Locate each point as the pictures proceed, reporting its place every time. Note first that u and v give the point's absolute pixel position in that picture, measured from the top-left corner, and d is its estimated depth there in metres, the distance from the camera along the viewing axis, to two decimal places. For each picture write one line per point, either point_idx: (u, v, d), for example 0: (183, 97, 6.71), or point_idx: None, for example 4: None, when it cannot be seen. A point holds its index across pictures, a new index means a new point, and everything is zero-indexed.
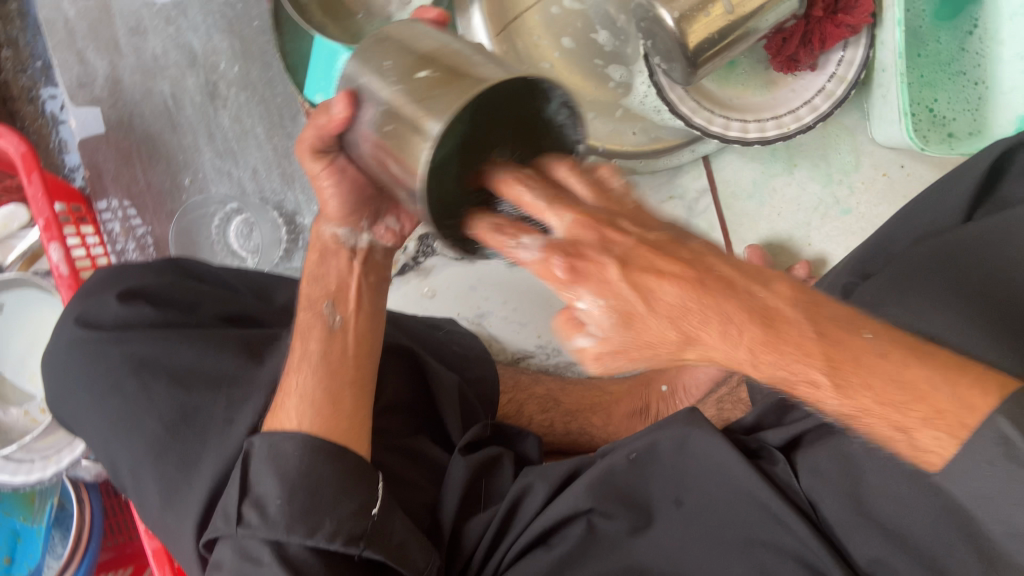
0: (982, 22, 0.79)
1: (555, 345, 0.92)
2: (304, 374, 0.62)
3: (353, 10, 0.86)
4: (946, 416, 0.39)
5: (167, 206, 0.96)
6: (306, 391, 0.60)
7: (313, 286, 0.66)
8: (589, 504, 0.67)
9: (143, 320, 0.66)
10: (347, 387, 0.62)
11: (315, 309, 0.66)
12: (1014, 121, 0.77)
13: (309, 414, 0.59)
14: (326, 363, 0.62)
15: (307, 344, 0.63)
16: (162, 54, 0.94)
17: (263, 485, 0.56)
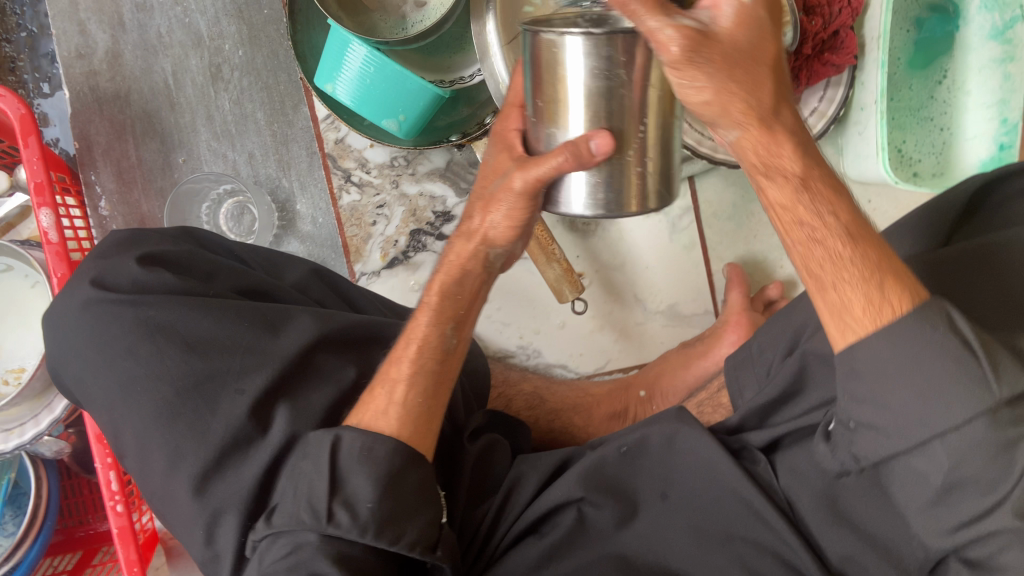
0: (952, 73, 0.85)
1: (536, 347, 0.95)
2: (415, 389, 0.64)
3: (369, 6, 0.88)
4: (880, 308, 0.48)
5: (157, 183, 0.96)
6: (408, 406, 0.63)
7: (448, 302, 0.67)
8: (580, 492, 0.70)
9: (161, 286, 0.68)
10: (441, 406, 0.65)
11: (440, 326, 0.66)
12: (976, 166, 0.84)
13: (406, 422, 0.62)
14: (436, 382, 0.65)
15: (425, 362, 0.65)
16: (166, 33, 0.94)
17: (356, 483, 0.58)
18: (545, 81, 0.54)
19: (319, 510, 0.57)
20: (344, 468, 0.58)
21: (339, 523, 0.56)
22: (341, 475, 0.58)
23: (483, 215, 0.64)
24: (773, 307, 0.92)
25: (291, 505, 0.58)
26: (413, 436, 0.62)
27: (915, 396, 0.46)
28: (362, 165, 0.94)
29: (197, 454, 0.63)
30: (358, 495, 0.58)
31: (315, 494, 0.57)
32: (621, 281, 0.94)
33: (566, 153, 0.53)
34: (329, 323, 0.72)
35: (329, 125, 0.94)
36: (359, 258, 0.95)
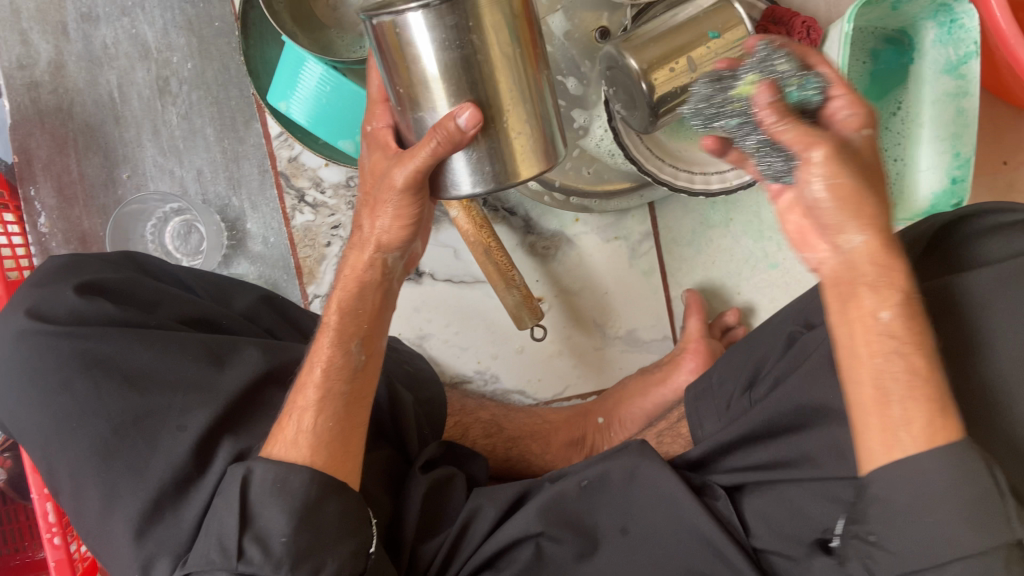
0: (905, 105, 0.85)
1: (494, 372, 0.93)
2: (322, 413, 0.62)
3: (325, 23, 0.85)
4: (937, 432, 0.47)
5: (99, 199, 0.92)
6: (319, 433, 0.61)
7: (348, 319, 0.64)
8: (539, 527, 0.69)
9: (102, 317, 0.64)
10: (356, 429, 0.63)
11: (342, 344, 0.63)
12: (930, 199, 0.85)
13: (318, 451, 0.61)
14: (346, 406, 0.63)
15: (331, 384, 0.62)
16: (112, 44, 0.91)
17: (268, 517, 0.58)
18: (401, 67, 0.51)
19: (229, 549, 0.57)
20: (254, 502, 0.58)
21: (250, 559, 0.56)
22: (252, 511, 0.58)
23: (372, 222, 0.62)
24: (731, 334, 0.92)
25: (202, 544, 0.58)
26: (327, 463, 0.61)
27: (939, 521, 0.47)
28: (316, 185, 0.92)
29: (135, 493, 0.60)
30: (272, 529, 0.58)
31: (225, 529, 0.58)
32: (581, 305, 0.93)
33: (440, 135, 0.51)
34: (279, 355, 0.70)
35: (282, 143, 0.91)
36: (312, 280, 0.92)
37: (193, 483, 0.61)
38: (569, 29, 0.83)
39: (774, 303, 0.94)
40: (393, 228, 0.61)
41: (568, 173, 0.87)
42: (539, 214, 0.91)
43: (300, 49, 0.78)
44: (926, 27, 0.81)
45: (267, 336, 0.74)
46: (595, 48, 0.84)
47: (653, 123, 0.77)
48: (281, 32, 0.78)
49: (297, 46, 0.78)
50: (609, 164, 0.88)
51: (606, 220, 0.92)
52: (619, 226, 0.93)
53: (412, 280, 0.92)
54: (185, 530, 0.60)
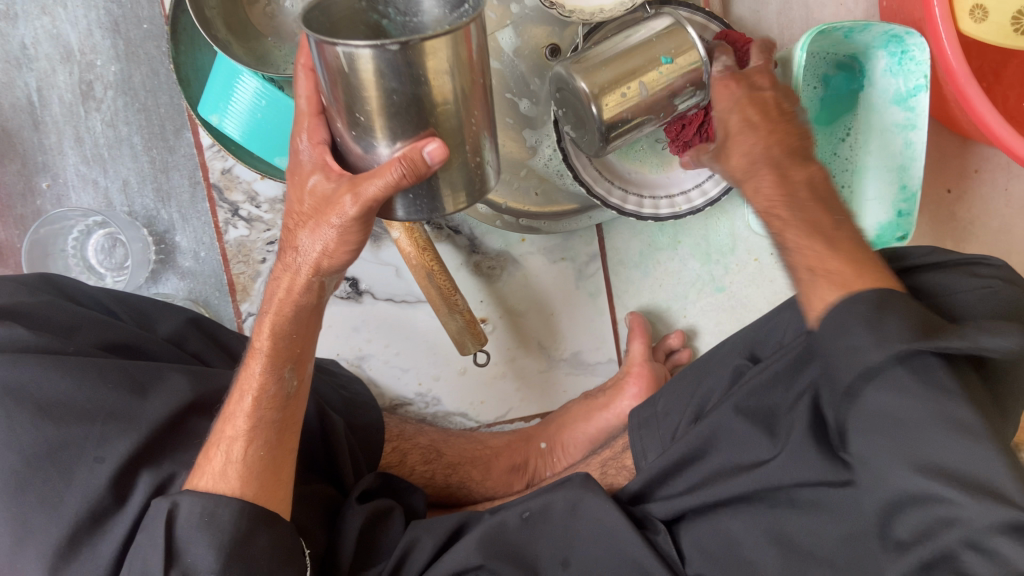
0: (854, 132, 0.86)
1: (435, 395, 0.91)
2: (255, 442, 0.58)
3: (262, 32, 0.81)
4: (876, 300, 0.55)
5: (17, 209, 0.87)
6: (249, 463, 0.57)
7: (282, 344, 0.59)
8: (479, 559, 0.65)
9: (15, 343, 0.59)
10: (288, 456, 0.60)
11: (274, 371, 0.59)
12: (874, 230, 0.86)
13: (249, 482, 0.57)
14: (280, 434, 0.60)
15: (263, 412, 0.59)
16: (31, 44, 0.85)
17: (196, 553, 0.53)
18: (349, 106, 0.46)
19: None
20: (182, 539, 0.53)
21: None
22: (179, 545, 0.53)
23: (312, 232, 0.54)
24: (674, 357, 0.91)
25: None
26: (258, 494, 0.57)
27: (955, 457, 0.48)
28: (251, 199, 0.88)
29: (49, 530, 0.54)
30: (199, 565, 0.53)
31: (148, 564, 0.52)
32: (526, 327, 0.92)
33: (402, 163, 0.47)
34: (207, 383, 0.66)
35: (215, 154, 0.87)
36: (246, 298, 0.89)
37: (116, 511, 0.57)
38: (518, 45, 0.81)
39: (718, 327, 0.94)
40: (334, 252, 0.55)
41: (515, 196, 0.86)
42: (484, 233, 0.88)
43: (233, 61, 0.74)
44: (878, 57, 0.82)
45: (196, 361, 0.69)
46: (545, 65, 0.81)
47: (606, 146, 0.76)
48: (213, 42, 0.75)
49: (230, 59, 0.74)
50: (557, 184, 0.86)
51: (552, 241, 0.90)
52: (566, 247, 0.91)
53: (352, 299, 0.88)
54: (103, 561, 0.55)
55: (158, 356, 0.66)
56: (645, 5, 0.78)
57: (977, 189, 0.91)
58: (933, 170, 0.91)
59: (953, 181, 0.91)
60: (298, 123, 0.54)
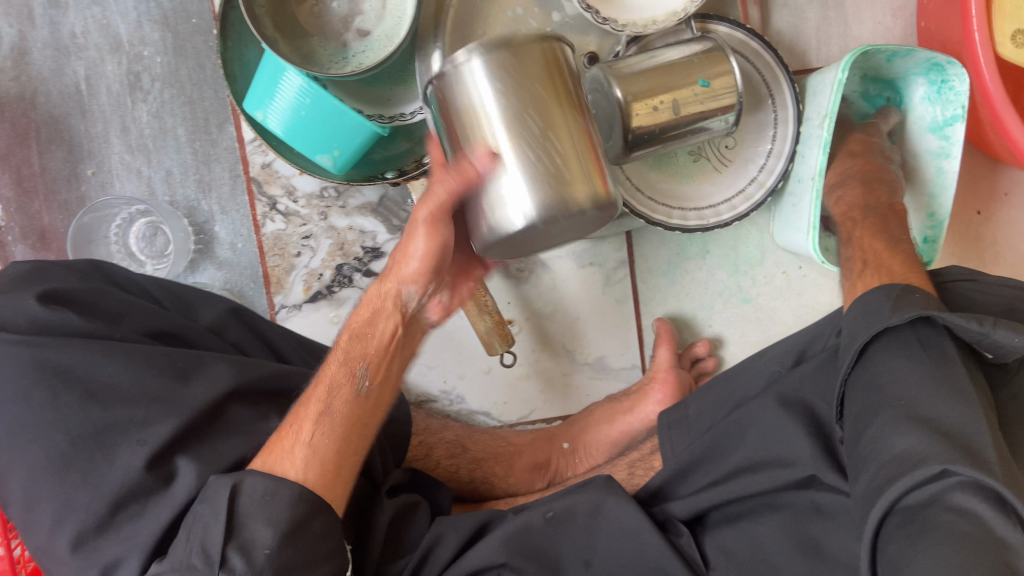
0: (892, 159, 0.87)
1: (460, 393, 0.92)
2: (321, 430, 0.58)
3: (308, 30, 0.83)
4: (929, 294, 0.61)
5: (60, 195, 0.89)
6: (315, 448, 0.57)
7: (356, 342, 0.62)
8: (503, 557, 0.67)
9: (64, 327, 0.60)
10: (352, 454, 0.60)
11: (348, 366, 0.62)
12: None
13: (312, 467, 0.57)
14: (345, 426, 0.59)
15: (332, 403, 0.60)
16: (81, 33, 0.87)
17: (255, 528, 0.53)
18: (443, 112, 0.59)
19: (212, 555, 0.52)
20: (243, 514, 0.53)
21: (232, 568, 0.51)
22: (239, 520, 0.53)
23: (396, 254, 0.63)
24: (699, 365, 0.92)
25: (183, 548, 0.52)
26: (316, 480, 0.57)
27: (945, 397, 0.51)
28: (289, 193, 0.89)
29: (96, 507, 0.56)
30: (257, 539, 0.53)
31: (210, 538, 0.52)
32: (553, 330, 0.93)
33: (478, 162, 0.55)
34: (249, 372, 0.66)
35: (256, 149, 0.89)
36: (280, 290, 0.90)
37: (157, 491, 0.58)
38: None
39: (742, 339, 0.94)
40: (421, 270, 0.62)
41: None
42: None
43: (280, 58, 0.76)
44: (918, 82, 0.83)
45: (235, 351, 0.70)
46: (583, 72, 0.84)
47: (626, 156, 0.81)
48: (261, 39, 0.76)
49: (276, 56, 0.76)
50: None
51: (582, 246, 0.92)
52: (595, 251, 0.92)
53: None
54: (143, 541, 0.57)
55: (199, 345, 0.68)
56: (690, 19, 0.82)
57: (1007, 212, 0.92)
58: (964, 192, 0.92)
59: (983, 204, 0.92)
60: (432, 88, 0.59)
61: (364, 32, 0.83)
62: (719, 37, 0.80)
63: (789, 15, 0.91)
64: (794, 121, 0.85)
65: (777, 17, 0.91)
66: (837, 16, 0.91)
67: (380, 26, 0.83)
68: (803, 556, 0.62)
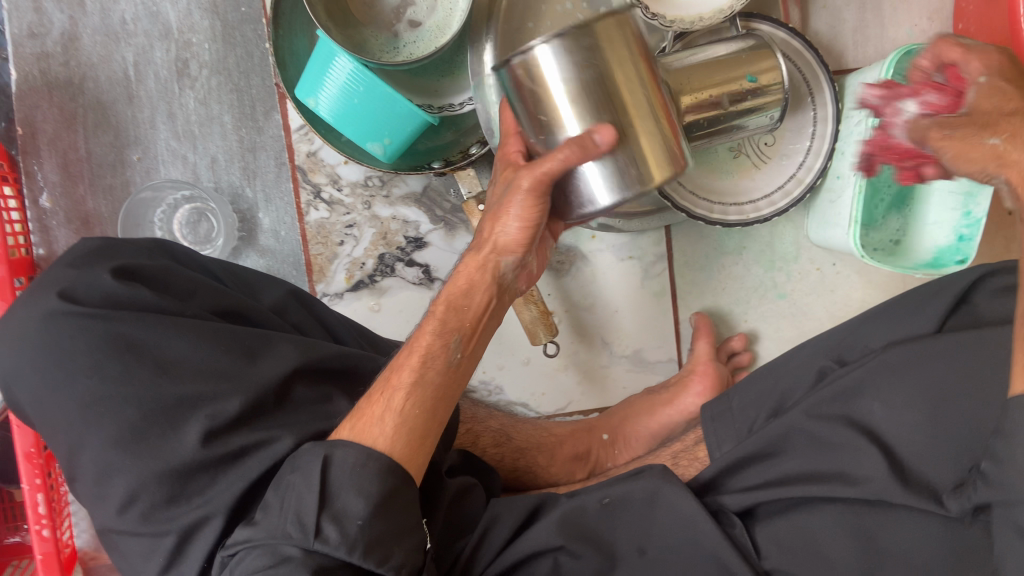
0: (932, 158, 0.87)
1: (498, 383, 0.93)
2: (410, 398, 0.60)
3: (360, 20, 0.84)
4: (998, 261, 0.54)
5: (106, 180, 0.89)
6: (406, 418, 0.59)
7: (450, 313, 0.65)
8: (560, 539, 0.67)
9: (137, 302, 0.61)
10: (437, 425, 0.62)
11: (443, 336, 0.64)
12: (931, 251, 0.88)
13: (399, 437, 0.59)
14: (434, 396, 0.62)
15: (427, 370, 0.62)
16: (131, 20, 0.88)
17: (345, 499, 0.54)
18: (536, 88, 0.57)
19: (306, 525, 0.53)
20: (334, 484, 0.54)
21: (327, 539, 0.52)
22: (332, 490, 0.54)
23: (492, 227, 0.67)
24: (735, 359, 0.94)
25: (276, 518, 0.54)
26: (403, 450, 0.59)
27: None
28: (333, 182, 0.90)
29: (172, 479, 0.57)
30: (349, 510, 0.54)
31: (304, 506, 0.53)
32: (591, 322, 0.94)
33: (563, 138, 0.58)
34: (313, 352, 0.67)
35: (302, 137, 0.89)
36: (322, 279, 0.91)
37: (229, 466, 0.59)
38: None
39: (776, 334, 0.96)
40: (517, 232, 0.66)
41: None
42: None
43: (333, 44, 0.76)
44: None
45: (297, 331, 0.71)
46: None
47: None
48: (318, 25, 0.77)
49: (330, 42, 0.77)
50: None
51: (621, 239, 0.93)
52: (633, 245, 0.94)
53: (423, 285, 0.92)
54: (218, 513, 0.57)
55: (262, 325, 0.68)
56: (736, 18, 0.84)
57: None
58: None
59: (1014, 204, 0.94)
60: (606, 134, 0.56)
61: (415, 23, 0.84)
62: (766, 35, 0.82)
63: (828, 16, 0.93)
64: (833, 120, 0.86)
65: (816, 18, 0.93)
66: (875, 18, 0.93)
67: (432, 17, 0.84)
68: (860, 541, 0.63)
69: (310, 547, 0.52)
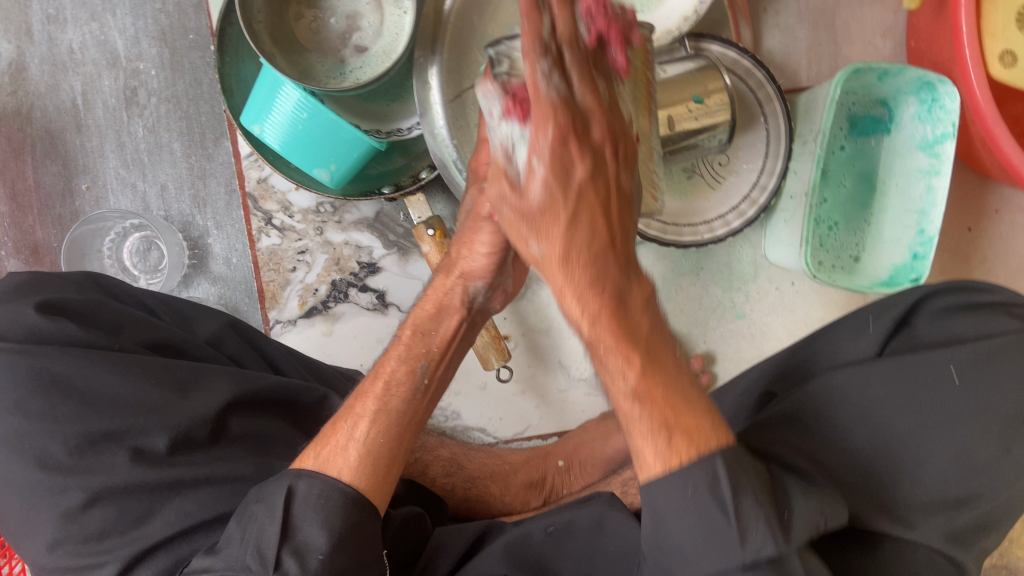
0: (897, 176, 0.88)
1: (454, 409, 0.92)
2: (372, 425, 0.58)
3: (306, 46, 0.83)
4: (680, 421, 0.47)
5: (55, 209, 0.89)
6: (369, 447, 0.57)
7: (416, 338, 0.63)
8: (502, 569, 0.67)
9: (62, 338, 0.61)
10: (405, 455, 0.59)
11: (406, 362, 0.62)
12: (889, 269, 0.87)
13: (363, 470, 0.56)
14: (397, 421, 0.59)
15: (388, 395, 0.60)
16: (79, 49, 0.88)
17: (309, 530, 0.53)
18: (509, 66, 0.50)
19: (267, 556, 0.51)
20: (296, 516, 0.53)
21: (286, 572, 0.51)
22: (295, 522, 0.53)
23: (460, 250, 0.62)
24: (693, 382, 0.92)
25: (235, 549, 0.52)
26: (369, 485, 0.56)
27: (696, 529, 0.45)
28: (284, 208, 0.89)
29: (103, 511, 0.56)
30: (310, 543, 0.52)
31: (263, 538, 0.52)
32: (547, 345, 0.93)
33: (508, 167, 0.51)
34: (249, 384, 0.66)
35: (252, 163, 0.89)
36: (274, 305, 0.90)
37: (164, 499, 0.57)
38: None
39: (736, 354, 0.94)
40: (485, 260, 0.61)
41: None
42: None
43: (278, 72, 0.76)
44: (909, 101, 0.85)
45: (232, 363, 0.70)
46: None
47: None
48: (260, 53, 0.77)
49: (274, 69, 0.76)
50: None
51: None
52: None
53: (378, 311, 0.90)
54: (145, 543, 0.56)
55: (197, 358, 0.68)
56: (684, 39, 0.82)
57: (998, 230, 0.93)
58: (955, 210, 0.94)
59: (973, 220, 0.93)
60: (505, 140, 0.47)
61: (361, 48, 0.84)
62: (713, 56, 0.82)
63: (781, 36, 0.93)
64: (786, 138, 0.86)
65: (769, 37, 0.93)
66: (829, 36, 0.93)
67: (379, 42, 0.84)
68: None
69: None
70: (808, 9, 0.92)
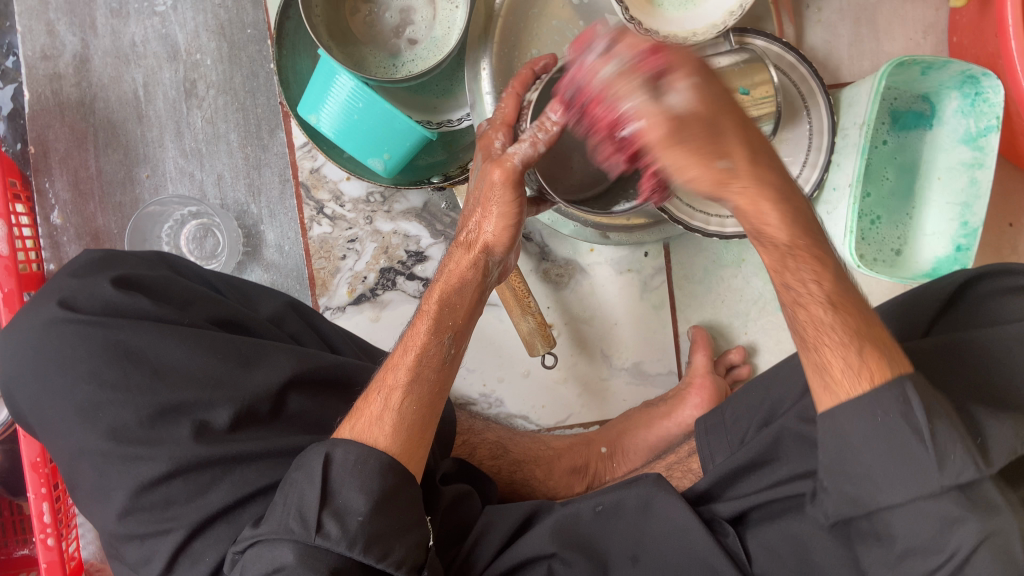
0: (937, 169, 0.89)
1: (498, 395, 0.94)
2: (405, 393, 0.60)
3: (359, 39, 0.86)
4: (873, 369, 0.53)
5: (116, 197, 0.92)
6: (404, 415, 0.59)
7: (442, 313, 0.64)
8: (553, 547, 0.68)
9: (135, 310, 0.63)
10: (436, 418, 0.62)
11: (436, 336, 0.63)
12: (931, 261, 0.88)
13: (398, 436, 0.58)
14: (428, 390, 0.61)
15: (422, 369, 0.62)
16: (140, 42, 0.91)
17: (347, 495, 0.54)
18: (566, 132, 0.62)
19: (308, 519, 0.52)
20: (335, 480, 0.54)
21: (328, 534, 0.52)
22: (333, 487, 0.54)
23: (479, 223, 0.64)
24: (733, 372, 0.93)
25: (280, 513, 0.53)
26: (402, 452, 0.58)
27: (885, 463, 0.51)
28: (336, 198, 0.91)
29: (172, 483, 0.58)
30: (351, 506, 0.53)
31: (305, 503, 0.53)
32: (591, 334, 0.95)
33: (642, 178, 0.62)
34: (308, 362, 0.69)
35: (305, 154, 0.91)
36: (324, 291, 0.92)
37: (228, 470, 0.59)
38: None
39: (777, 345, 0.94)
40: (502, 227, 0.64)
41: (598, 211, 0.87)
42: (554, 240, 0.94)
43: (334, 62, 0.78)
44: (952, 95, 0.86)
45: (293, 341, 0.73)
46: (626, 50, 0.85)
47: None
48: (319, 44, 0.79)
49: (332, 60, 0.78)
50: None
51: (620, 252, 0.94)
52: (632, 258, 0.95)
53: None
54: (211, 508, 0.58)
55: (260, 335, 0.70)
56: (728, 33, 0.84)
57: None
58: (996, 205, 0.94)
59: (1014, 216, 0.94)
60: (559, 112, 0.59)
61: (412, 40, 0.86)
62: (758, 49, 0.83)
63: (823, 32, 0.94)
64: (828, 132, 0.87)
65: (812, 33, 0.94)
66: (871, 32, 0.94)
67: (430, 35, 0.86)
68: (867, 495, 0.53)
69: (312, 542, 0.51)
70: (851, 6, 0.94)
